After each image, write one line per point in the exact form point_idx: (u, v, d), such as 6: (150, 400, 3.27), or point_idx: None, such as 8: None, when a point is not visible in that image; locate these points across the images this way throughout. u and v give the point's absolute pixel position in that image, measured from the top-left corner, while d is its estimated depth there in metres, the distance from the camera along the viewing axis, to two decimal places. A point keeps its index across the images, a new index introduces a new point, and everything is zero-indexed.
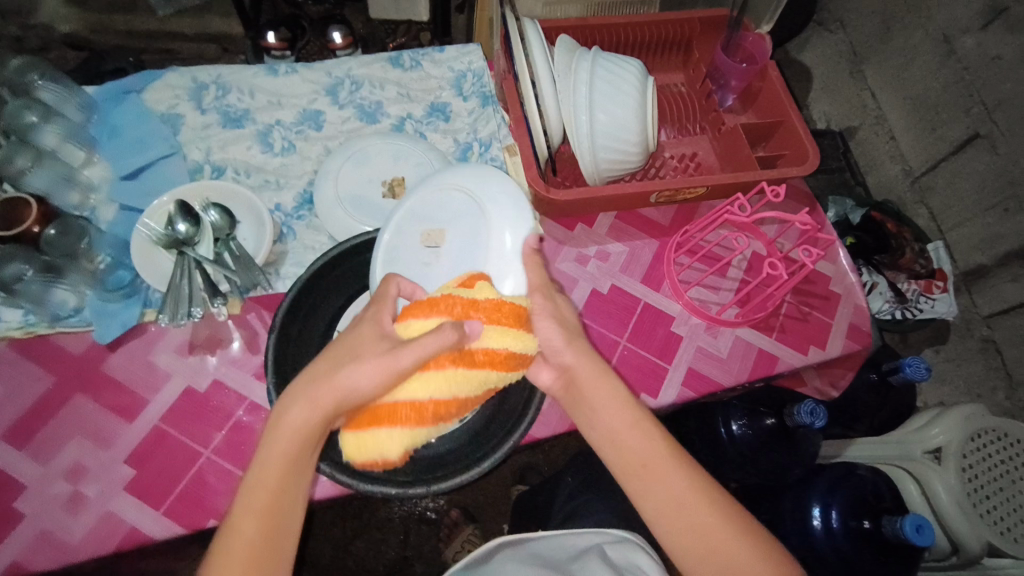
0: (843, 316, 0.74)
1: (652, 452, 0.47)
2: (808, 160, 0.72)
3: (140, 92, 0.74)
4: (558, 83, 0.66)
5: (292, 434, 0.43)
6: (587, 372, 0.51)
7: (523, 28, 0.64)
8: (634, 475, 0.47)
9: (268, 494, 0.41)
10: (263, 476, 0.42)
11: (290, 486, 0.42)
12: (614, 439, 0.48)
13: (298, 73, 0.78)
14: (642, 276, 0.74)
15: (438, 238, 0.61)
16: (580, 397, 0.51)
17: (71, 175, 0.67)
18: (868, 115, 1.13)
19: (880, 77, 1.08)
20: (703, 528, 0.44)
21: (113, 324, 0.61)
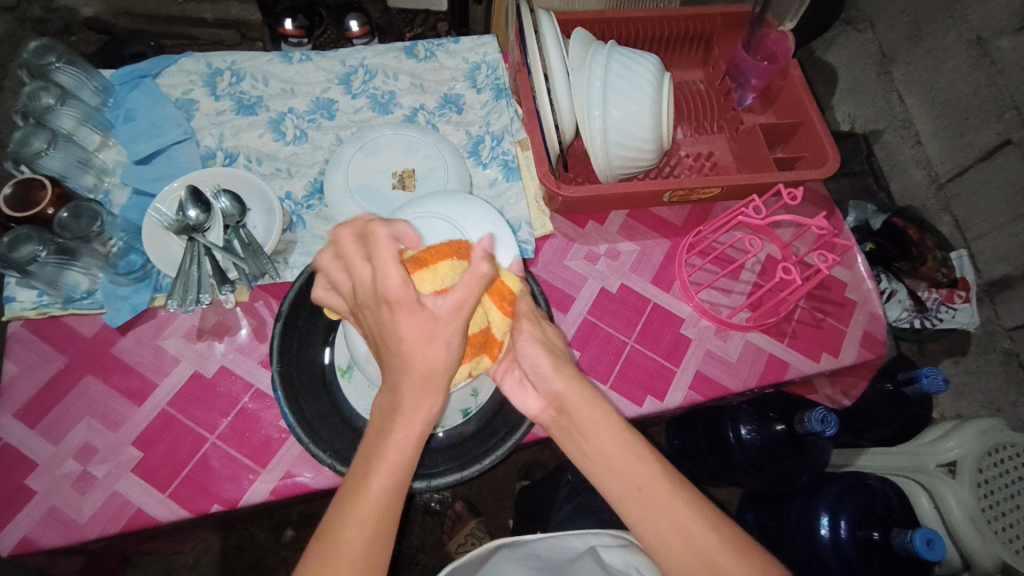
0: (858, 324, 0.73)
1: (644, 474, 0.45)
2: (828, 162, 0.70)
3: (156, 77, 0.74)
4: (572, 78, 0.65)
5: (398, 421, 0.40)
6: (575, 396, 0.48)
7: (537, 20, 0.63)
8: (629, 500, 0.45)
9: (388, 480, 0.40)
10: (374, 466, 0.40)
11: (404, 473, 0.40)
12: (608, 462, 0.46)
13: (312, 61, 0.77)
14: (652, 276, 0.73)
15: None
16: (570, 421, 0.48)
17: (86, 158, 0.67)
18: (894, 118, 1.09)
19: (908, 80, 1.05)
20: (703, 552, 0.42)
21: (123, 307, 0.61)
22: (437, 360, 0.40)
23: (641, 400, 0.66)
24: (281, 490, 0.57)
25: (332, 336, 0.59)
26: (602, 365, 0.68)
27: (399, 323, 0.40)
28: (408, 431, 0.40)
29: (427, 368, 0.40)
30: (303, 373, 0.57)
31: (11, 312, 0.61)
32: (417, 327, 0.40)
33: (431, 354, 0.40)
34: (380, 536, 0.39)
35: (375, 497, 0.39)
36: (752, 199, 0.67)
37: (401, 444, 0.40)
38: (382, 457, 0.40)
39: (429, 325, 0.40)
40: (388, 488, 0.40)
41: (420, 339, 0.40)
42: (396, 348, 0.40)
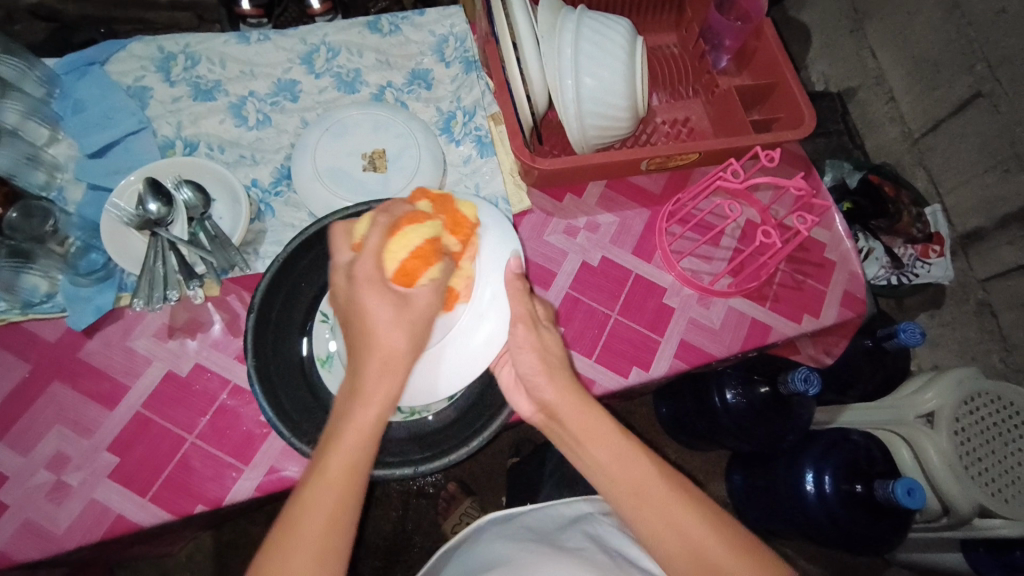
0: (838, 283, 0.73)
1: (636, 476, 0.47)
2: (804, 122, 0.70)
3: (104, 64, 0.70)
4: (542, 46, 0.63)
5: (357, 401, 0.43)
6: (568, 405, 0.50)
7: None
8: (626, 498, 0.46)
9: (349, 459, 0.42)
10: (333, 447, 0.42)
11: (367, 452, 0.42)
12: (602, 465, 0.48)
13: (271, 40, 0.74)
14: (633, 247, 0.72)
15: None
16: (562, 427, 0.50)
17: (35, 154, 0.64)
18: (868, 75, 1.09)
19: (881, 35, 1.04)
20: (695, 542, 0.44)
21: (87, 309, 0.59)
22: (398, 339, 0.44)
23: (627, 372, 0.66)
24: (267, 485, 0.56)
25: (309, 326, 0.58)
26: (585, 341, 0.67)
27: (371, 308, 0.44)
28: (365, 412, 0.42)
29: (385, 352, 0.43)
30: (282, 367, 0.55)
31: None
32: (381, 311, 0.44)
33: (393, 335, 0.44)
34: (339, 509, 0.41)
35: (334, 465, 0.41)
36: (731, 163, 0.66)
37: (361, 425, 0.42)
38: (339, 439, 0.42)
39: (392, 309, 0.44)
40: (346, 461, 0.41)
41: (383, 322, 0.44)
42: (367, 334, 0.44)
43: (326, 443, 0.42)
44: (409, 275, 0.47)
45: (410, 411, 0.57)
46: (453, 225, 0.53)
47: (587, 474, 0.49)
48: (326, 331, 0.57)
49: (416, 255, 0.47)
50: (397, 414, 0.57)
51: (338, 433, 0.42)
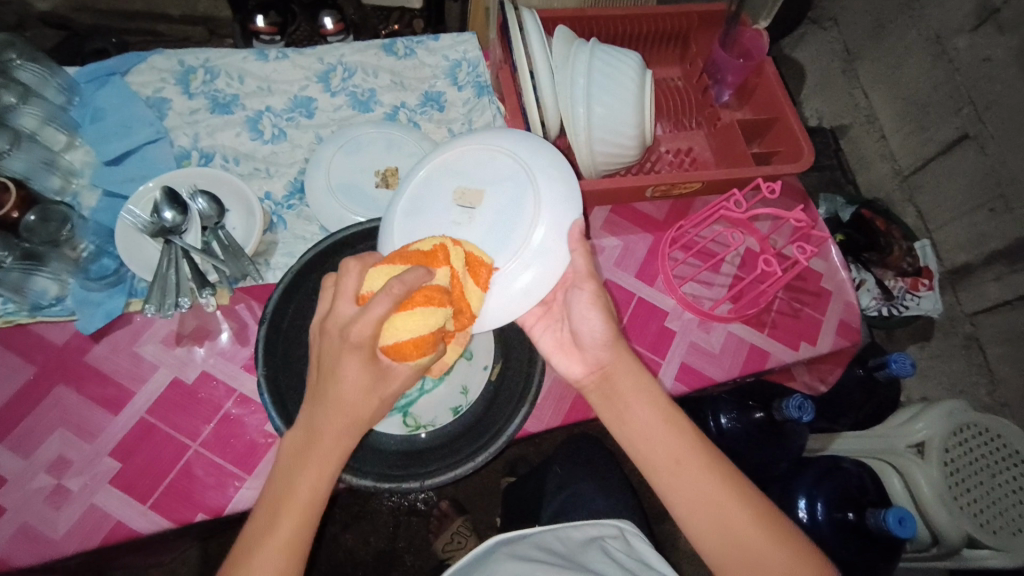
0: (834, 312, 0.75)
1: (675, 446, 0.50)
2: (803, 156, 0.72)
3: (124, 75, 0.72)
4: (556, 75, 0.65)
5: (315, 446, 0.44)
6: (620, 368, 0.54)
7: (521, 18, 0.64)
8: (663, 464, 0.50)
9: (300, 518, 0.43)
10: (284, 505, 0.43)
11: (315, 511, 0.44)
12: (644, 433, 0.51)
13: (289, 59, 0.76)
14: (636, 270, 0.74)
15: (474, 198, 0.57)
16: (611, 389, 0.54)
17: (51, 159, 0.64)
18: (859, 114, 1.13)
19: (872, 75, 1.09)
20: (728, 522, 0.47)
21: (96, 313, 0.59)
22: (365, 406, 0.44)
23: None
24: None
25: None
26: None
27: (345, 370, 0.43)
28: (319, 474, 0.44)
29: (348, 418, 0.44)
30: (292, 378, 0.56)
31: None
32: (354, 382, 0.43)
33: (359, 404, 0.44)
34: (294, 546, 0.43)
35: (286, 525, 0.43)
36: (733, 192, 0.69)
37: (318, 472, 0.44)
38: (297, 485, 0.43)
39: (365, 382, 0.44)
40: (295, 524, 0.43)
41: (353, 392, 0.44)
42: (328, 390, 0.44)
43: (279, 498, 0.43)
44: (399, 353, 0.45)
45: (413, 425, 0.59)
46: (456, 309, 0.50)
47: (625, 440, 0.53)
48: None
49: (419, 339, 0.45)
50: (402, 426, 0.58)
51: (292, 487, 0.43)
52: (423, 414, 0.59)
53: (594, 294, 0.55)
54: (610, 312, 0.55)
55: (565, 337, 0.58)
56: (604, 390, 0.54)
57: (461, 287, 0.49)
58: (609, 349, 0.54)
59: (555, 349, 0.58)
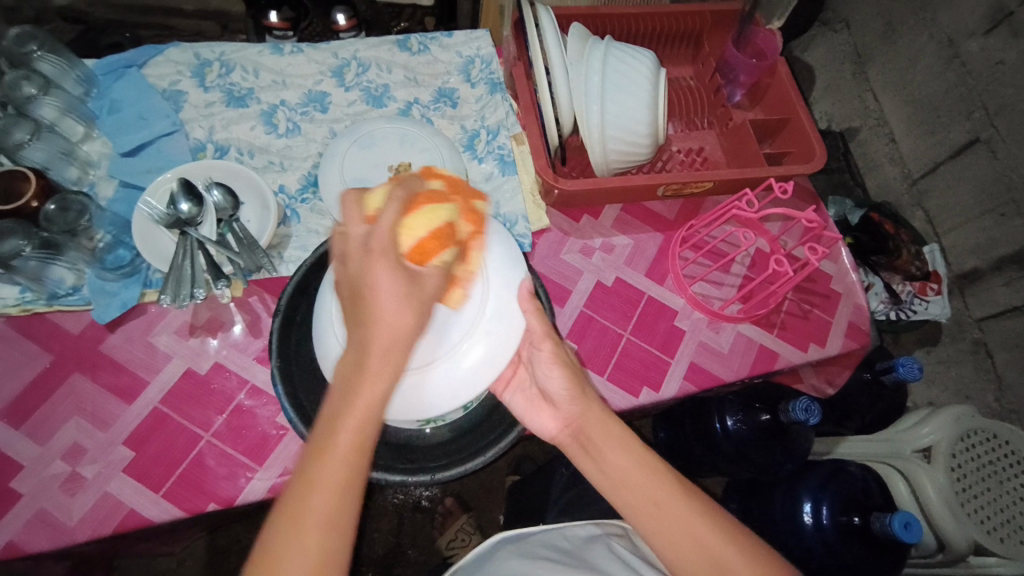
0: (842, 314, 0.75)
1: (659, 491, 0.48)
2: (815, 157, 0.72)
3: (141, 67, 0.72)
4: (571, 72, 0.65)
5: (362, 385, 0.37)
6: (593, 419, 0.52)
7: (537, 16, 0.64)
8: (648, 510, 0.48)
9: (351, 454, 0.37)
10: (330, 446, 0.37)
11: (367, 448, 0.37)
12: (626, 478, 0.49)
13: (304, 54, 0.77)
14: (646, 269, 0.74)
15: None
16: (588, 442, 0.52)
17: (69, 150, 0.65)
18: (869, 116, 1.13)
19: (882, 78, 1.09)
20: (717, 557, 0.46)
21: (111, 303, 0.60)
22: (405, 321, 0.38)
23: (638, 392, 0.67)
24: (280, 487, 0.56)
25: None
26: (597, 359, 0.68)
27: (379, 282, 0.38)
28: (372, 402, 0.37)
29: (393, 339, 0.38)
30: (305, 368, 0.56)
31: None
32: (391, 294, 0.38)
33: (402, 322, 0.38)
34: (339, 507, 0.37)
35: (338, 458, 0.37)
36: (746, 192, 0.69)
37: (365, 419, 0.37)
38: (338, 437, 0.37)
39: (402, 290, 0.38)
40: (350, 461, 0.37)
41: (391, 306, 0.38)
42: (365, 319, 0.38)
43: (327, 434, 0.37)
44: (424, 254, 0.42)
45: (423, 419, 0.58)
46: (466, 213, 0.48)
47: (605, 492, 0.50)
48: None
49: (435, 236, 0.43)
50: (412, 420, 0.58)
51: (341, 418, 0.37)
52: None
53: (554, 352, 0.53)
54: (571, 367, 0.54)
55: (535, 394, 0.56)
56: (581, 444, 0.52)
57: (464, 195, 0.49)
58: (575, 404, 0.53)
59: (527, 408, 0.56)
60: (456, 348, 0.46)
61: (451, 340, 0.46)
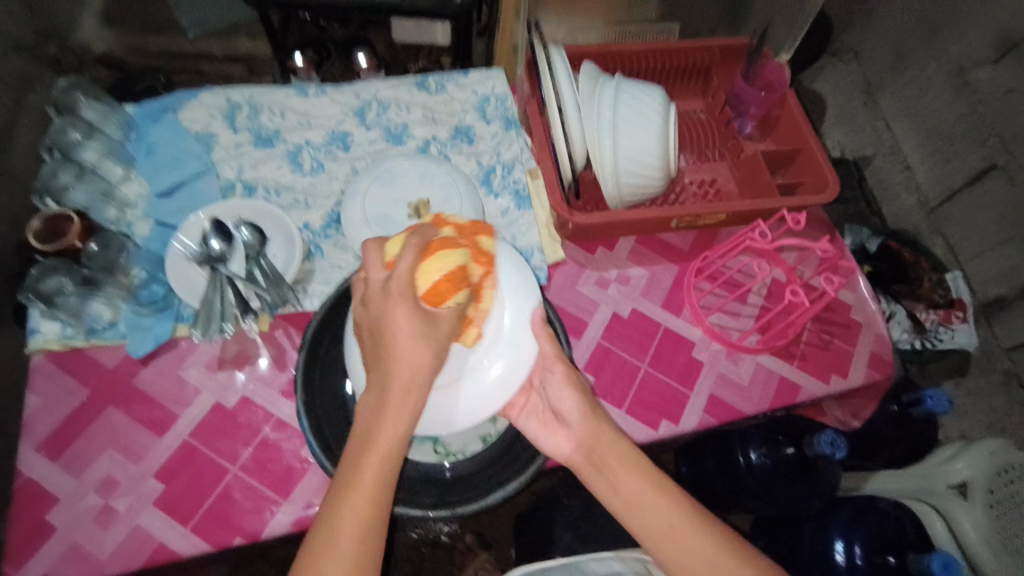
0: (865, 345, 0.74)
1: (673, 512, 0.49)
2: (828, 186, 0.73)
3: (176, 112, 0.77)
4: (582, 109, 0.67)
5: (384, 412, 0.44)
6: (601, 436, 0.53)
7: (549, 58, 0.66)
8: (661, 532, 0.48)
9: (379, 471, 0.43)
10: (358, 469, 0.43)
11: (391, 464, 0.44)
12: (638, 499, 0.50)
13: (327, 95, 0.80)
14: (663, 300, 0.74)
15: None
16: (598, 462, 0.52)
17: (109, 192, 0.69)
18: (882, 144, 1.14)
19: (895, 106, 1.10)
20: None
21: (146, 338, 0.62)
22: (423, 354, 0.45)
23: (657, 424, 0.67)
24: (303, 522, 0.56)
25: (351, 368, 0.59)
26: (616, 391, 0.68)
27: (399, 321, 0.45)
28: (395, 426, 0.44)
29: (412, 369, 0.44)
30: (327, 405, 0.57)
31: (36, 344, 0.61)
32: (407, 330, 0.45)
33: (419, 355, 0.45)
34: (377, 501, 0.43)
35: (367, 473, 0.43)
36: (759, 224, 0.69)
37: (395, 425, 0.44)
38: (375, 442, 0.43)
39: (418, 327, 0.45)
40: (376, 476, 0.43)
41: (407, 342, 0.45)
42: (388, 345, 0.45)
43: (359, 452, 0.44)
44: (437, 296, 0.49)
45: (442, 452, 0.59)
46: (476, 255, 0.55)
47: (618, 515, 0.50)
48: None
49: (448, 278, 0.50)
50: (432, 454, 0.59)
51: (369, 437, 0.43)
52: (453, 441, 0.60)
53: (566, 373, 0.55)
54: (584, 389, 0.55)
55: (547, 415, 0.56)
56: (592, 463, 0.53)
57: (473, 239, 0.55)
58: (587, 423, 0.54)
59: (539, 430, 0.56)
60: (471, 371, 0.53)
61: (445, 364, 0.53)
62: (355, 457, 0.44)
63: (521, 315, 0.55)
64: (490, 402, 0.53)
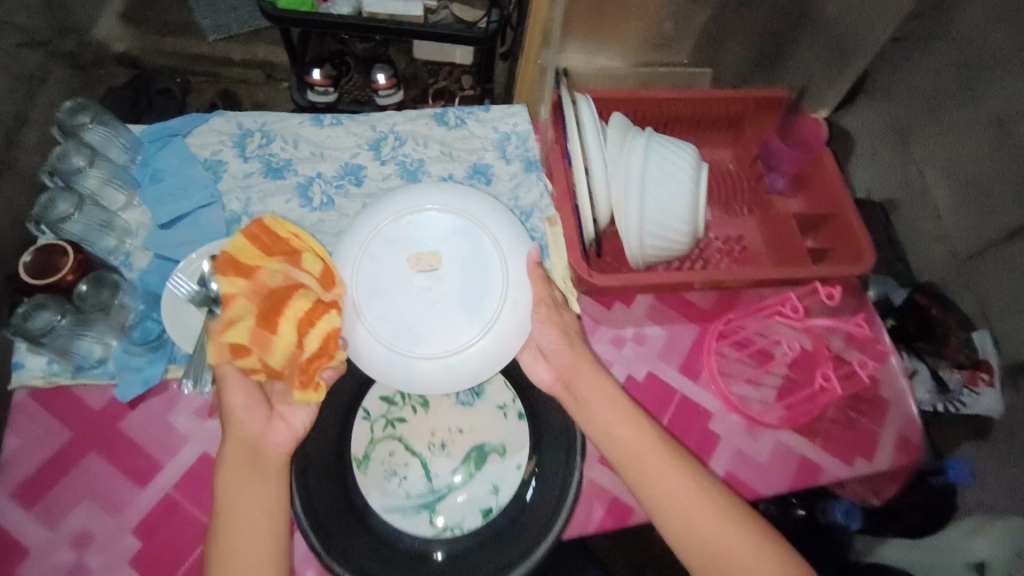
0: (891, 426, 0.70)
1: (644, 447, 0.56)
2: (863, 258, 0.69)
3: (185, 136, 0.74)
4: (610, 166, 0.63)
5: (234, 485, 0.52)
6: (580, 372, 0.60)
7: (578, 110, 0.62)
8: (624, 462, 0.56)
9: (245, 536, 0.50)
10: (233, 539, 0.50)
11: (266, 525, 0.51)
12: (609, 434, 0.57)
13: (343, 125, 0.77)
14: (680, 364, 0.71)
15: (432, 261, 0.63)
16: (574, 393, 0.60)
17: (109, 221, 0.66)
18: (910, 189, 0.89)
19: (928, 152, 0.86)
20: (693, 516, 0.53)
21: (135, 380, 0.60)
22: (243, 409, 0.56)
23: None
24: None
25: (348, 432, 0.59)
26: None
27: (234, 403, 0.56)
28: (251, 493, 0.52)
29: (240, 438, 0.54)
30: (321, 470, 0.57)
31: (20, 380, 0.59)
32: (239, 404, 0.56)
33: (247, 424, 0.55)
34: (253, 543, 0.50)
35: (239, 541, 0.50)
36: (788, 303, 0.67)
37: (253, 486, 0.52)
38: (233, 515, 0.51)
39: (246, 396, 0.57)
40: (256, 536, 0.50)
41: (240, 414, 0.56)
42: (229, 441, 0.55)
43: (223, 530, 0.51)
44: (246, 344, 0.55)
45: (440, 524, 0.57)
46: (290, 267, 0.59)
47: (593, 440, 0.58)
48: (368, 429, 0.60)
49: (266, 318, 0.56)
50: (429, 527, 0.57)
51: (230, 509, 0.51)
52: (451, 514, 0.57)
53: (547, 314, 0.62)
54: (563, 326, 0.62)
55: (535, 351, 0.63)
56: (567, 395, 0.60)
57: (266, 252, 0.59)
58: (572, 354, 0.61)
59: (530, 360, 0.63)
60: (490, 325, 0.61)
61: (456, 323, 0.61)
62: (223, 522, 0.51)
63: (518, 258, 0.63)
64: (510, 343, 0.61)
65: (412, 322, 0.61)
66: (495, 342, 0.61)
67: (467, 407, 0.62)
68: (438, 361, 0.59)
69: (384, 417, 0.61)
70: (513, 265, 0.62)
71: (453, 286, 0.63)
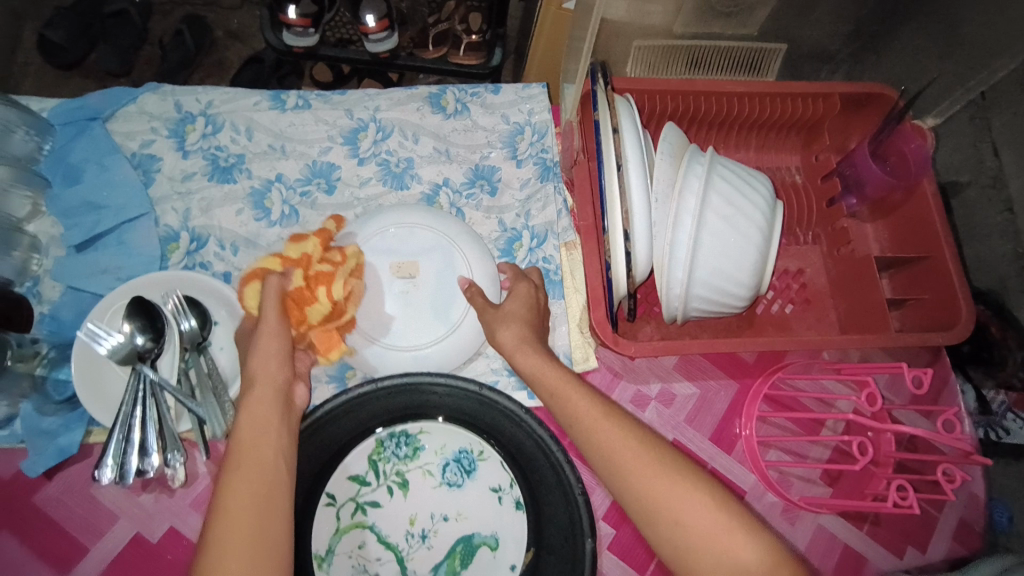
0: (954, 510, 0.58)
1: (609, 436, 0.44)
2: (957, 324, 0.55)
3: (108, 120, 0.58)
4: (654, 213, 0.48)
5: (252, 417, 0.43)
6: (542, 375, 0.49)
7: (619, 137, 0.46)
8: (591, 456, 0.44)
9: (254, 474, 0.40)
10: (241, 469, 0.40)
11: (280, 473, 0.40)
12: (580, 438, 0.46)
13: (311, 109, 0.61)
14: (713, 431, 0.59)
15: (411, 269, 0.55)
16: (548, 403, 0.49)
17: (7, 237, 0.53)
18: (986, 173, 0.62)
19: (1011, 129, 0.59)
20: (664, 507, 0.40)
21: (48, 450, 0.49)
22: (279, 361, 0.46)
23: None
24: None
25: (308, 521, 0.49)
26: (638, 553, 0.54)
27: (269, 347, 0.46)
28: (272, 432, 0.42)
29: (269, 383, 0.45)
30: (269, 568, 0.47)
31: None
32: (272, 347, 0.46)
33: (278, 369, 0.46)
34: (267, 498, 0.39)
35: (253, 470, 0.40)
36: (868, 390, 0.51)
37: (273, 440, 0.42)
38: (245, 451, 0.41)
39: (279, 346, 0.46)
40: (264, 474, 0.40)
41: (270, 356, 0.46)
42: (253, 385, 0.45)
43: (232, 464, 0.40)
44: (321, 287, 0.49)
45: None
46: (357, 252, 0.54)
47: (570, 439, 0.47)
48: (333, 518, 0.50)
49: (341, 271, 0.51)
50: None
51: (242, 444, 0.41)
52: None
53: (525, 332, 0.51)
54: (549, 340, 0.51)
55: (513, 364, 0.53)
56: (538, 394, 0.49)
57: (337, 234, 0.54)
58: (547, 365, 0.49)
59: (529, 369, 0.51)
60: (457, 326, 0.54)
61: (419, 323, 0.54)
62: (234, 463, 0.40)
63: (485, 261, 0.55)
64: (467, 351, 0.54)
65: (383, 314, 0.54)
66: (452, 347, 0.54)
67: (454, 489, 0.52)
68: (408, 352, 0.53)
69: (353, 500, 0.51)
70: (483, 270, 0.55)
71: (427, 294, 0.55)
